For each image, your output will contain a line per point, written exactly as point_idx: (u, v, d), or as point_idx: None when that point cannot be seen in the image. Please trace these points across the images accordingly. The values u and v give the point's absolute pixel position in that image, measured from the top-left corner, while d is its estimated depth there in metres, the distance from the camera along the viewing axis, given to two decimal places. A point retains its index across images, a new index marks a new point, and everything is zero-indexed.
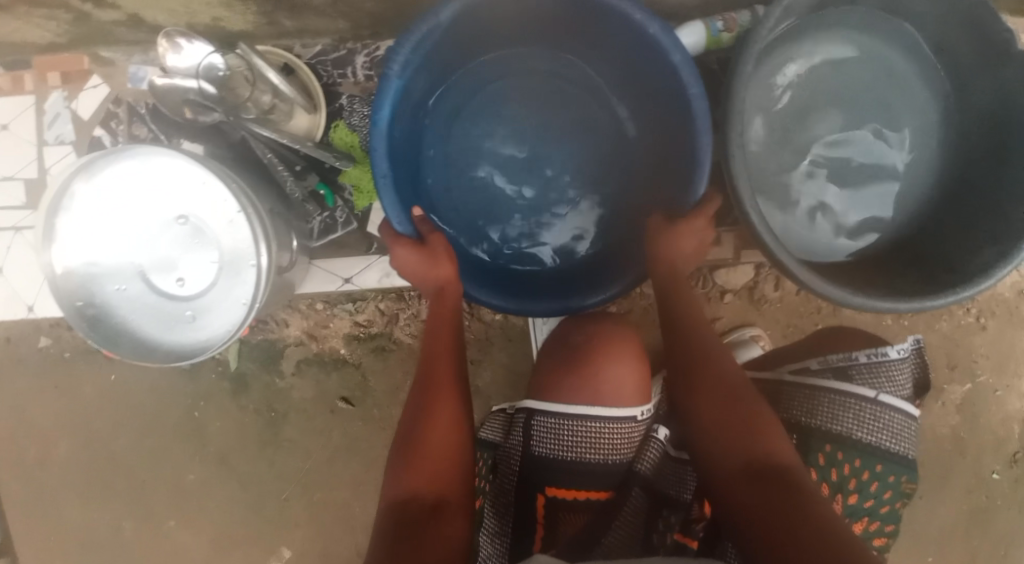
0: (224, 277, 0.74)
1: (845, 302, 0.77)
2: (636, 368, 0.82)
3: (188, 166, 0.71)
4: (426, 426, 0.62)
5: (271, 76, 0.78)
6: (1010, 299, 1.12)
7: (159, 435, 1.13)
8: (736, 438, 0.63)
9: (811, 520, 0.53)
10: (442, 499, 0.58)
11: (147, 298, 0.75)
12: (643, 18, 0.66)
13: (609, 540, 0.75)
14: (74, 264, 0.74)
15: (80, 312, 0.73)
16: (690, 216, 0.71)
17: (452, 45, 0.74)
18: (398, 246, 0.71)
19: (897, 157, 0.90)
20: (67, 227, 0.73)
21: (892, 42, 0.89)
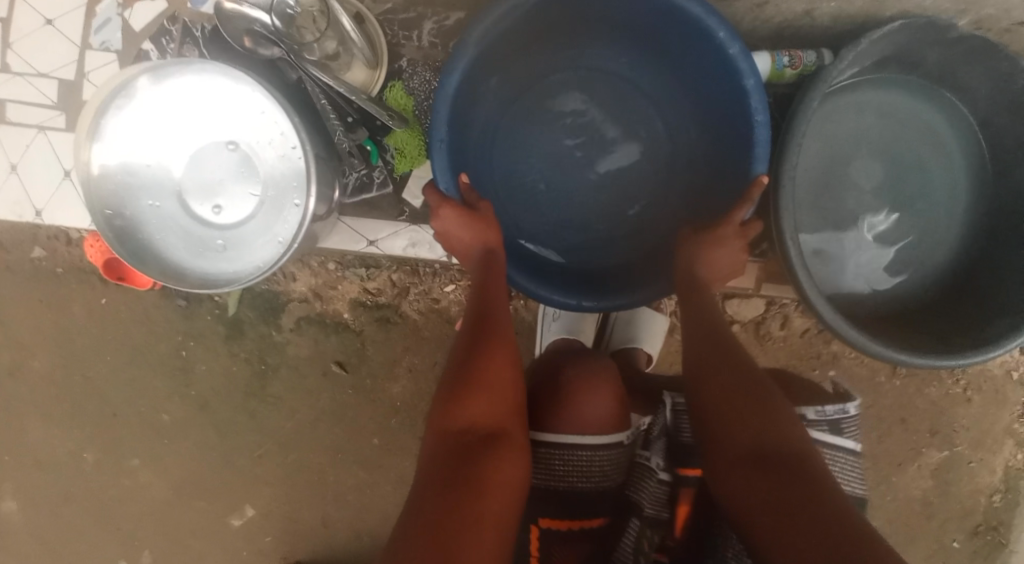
0: (265, 210, 0.76)
1: (861, 348, 0.77)
2: (620, 397, 0.77)
3: (252, 92, 0.73)
4: (479, 361, 0.61)
5: (344, 22, 0.79)
6: (997, 377, 1.15)
7: (140, 369, 1.09)
8: (751, 422, 0.59)
9: (831, 515, 0.49)
10: (497, 432, 0.56)
11: (179, 219, 0.76)
12: (725, 37, 0.66)
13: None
14: (111, 170, 0.73)
15: (107, 220, 0.71)
16: (730, 232, 0.72)
17: (526, 28, 0.74)
18: (444, 208, 0.70)
19: (930, 221, 0.91)
20: (112, 134, 0.73)
21: (940, 111, 0.90)
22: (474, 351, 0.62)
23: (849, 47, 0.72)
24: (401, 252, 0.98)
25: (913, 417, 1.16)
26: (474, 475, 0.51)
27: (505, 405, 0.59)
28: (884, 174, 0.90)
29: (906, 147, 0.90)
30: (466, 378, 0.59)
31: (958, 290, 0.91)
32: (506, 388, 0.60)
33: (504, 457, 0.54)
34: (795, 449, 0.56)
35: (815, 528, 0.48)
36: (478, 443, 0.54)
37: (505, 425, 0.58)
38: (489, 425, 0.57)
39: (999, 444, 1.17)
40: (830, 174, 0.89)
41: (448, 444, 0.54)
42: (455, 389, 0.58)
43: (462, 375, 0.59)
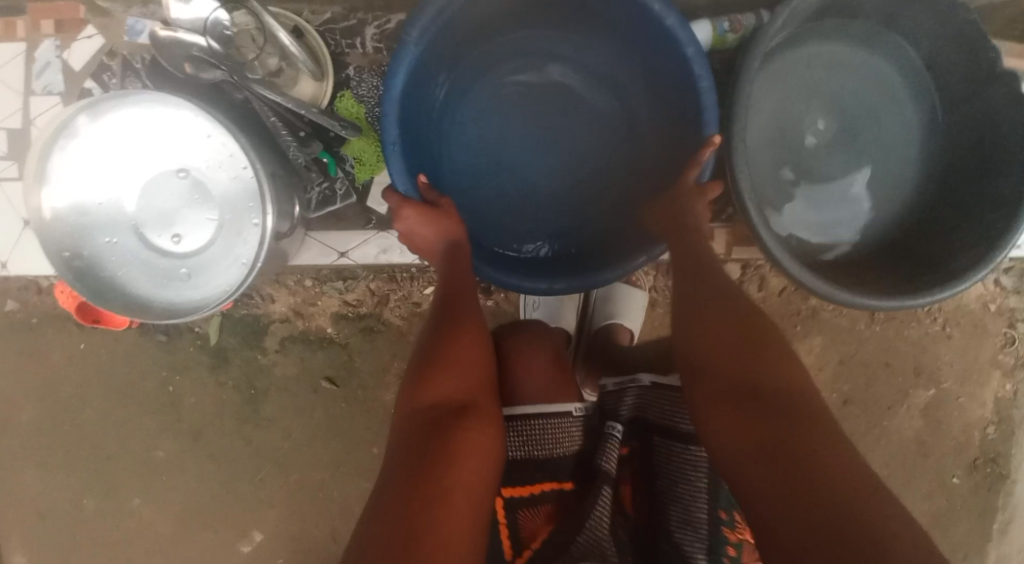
0: (224, 234, 0.76)
1: (833, 299, 0.78)
2: (556, 366, 0.84)
3: (193, 115, 0.72)
4: (448, 340, 0.61)
5: (281, 37, 0.77)
6: (975, 311, 1.17)
7: (129, 408, 1.09)
8: (750, 371, 0.58)
9: (814, 456, 0.49)
10: (468, 404, 0.57)
11: (140, 251, 0.76)
12: (660, 9, 0.67)
13: (583, 540, 0.63)
14: (63, 211, 0.73)
15: (65, 262, 0.72)
16: (691, 203, 0.71)
17: (465, 23, 0.74)
18: (405, 208, 0.70)
19: (887, 166, 0.92)
20: (60, 175, 0.73)
21: (887, 56, 0.91)
22: (440, 333, 0.62)
23: (783, 6, 0.73)
24: (373, 260, 1.03)
25: (898, 360, 1.17)
26: (445, 447, 0.52)
27: (474, 380, 0.60)
28: (836, 124, 0.91)
29: (857, 95, 0.91)
30: (433, 359, 0.59)
31: (921, 228, 0.92)
32: (472, 365, 0.61)
33: (473, 427, 0.55)
34: (793, 396, 0.55)
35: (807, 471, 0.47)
36: (448, 415, 0.55)
37: (475, 399, 0.58)
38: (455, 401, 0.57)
39: (985, 376, 1.18)
40: (786, 131, 0.90)
41: (419, 420, 0.55)
42: (420, 371, 0.59)
43: (427, 358, 0.60)
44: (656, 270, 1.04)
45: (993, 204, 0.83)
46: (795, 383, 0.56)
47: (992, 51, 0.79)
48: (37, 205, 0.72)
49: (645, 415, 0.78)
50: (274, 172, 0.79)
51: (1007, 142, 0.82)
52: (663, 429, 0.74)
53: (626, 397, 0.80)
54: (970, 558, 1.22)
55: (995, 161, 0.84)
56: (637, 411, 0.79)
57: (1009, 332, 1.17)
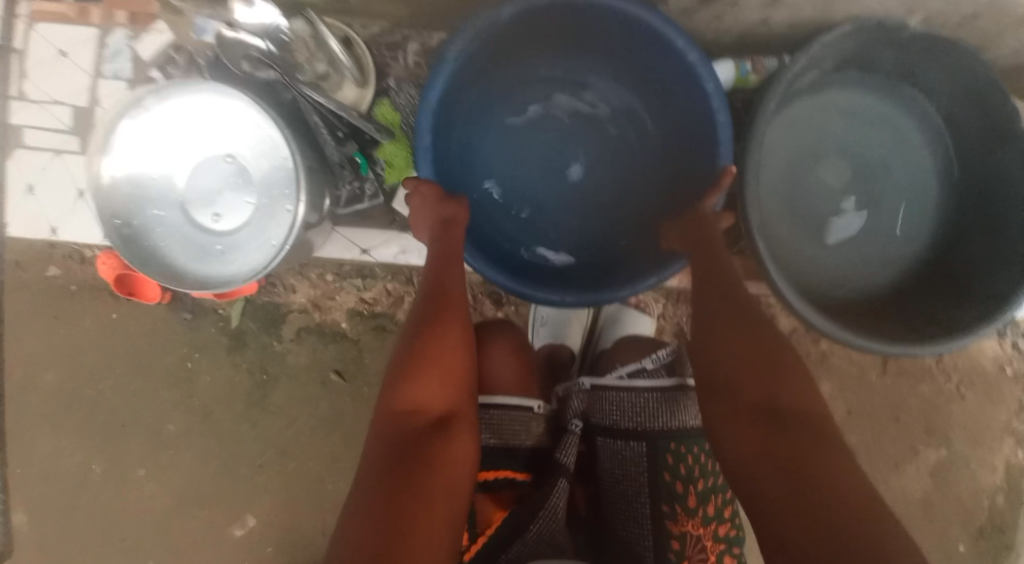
0: (260, 218, 0.82)
1: (837, 337, 0.79)
2: (520, 363, 0.91)
3: (247, 107, 0.78)
4: (431, 339, 0.63)
5: (333, 46, 0.84)
6: (990, 373, 1.16)
7: (148, 381, 1.14)
8: (766, 383, 0.59)
9: (827, 470, 0.51)
10: (449, 415, 0.60)
11: (184, 225, 0.81)
12: (683, 46, 0.71)
13: (536, 528, 0.71)
14: (120, 181, 0.79)
15: (116, 229, 0.77)
16: (701, 226, 0.74)
17: (501, 43, 0.79)
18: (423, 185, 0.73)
19: (896, 214, 0.95)
20: (122, 148, 0.78)
21: (902, 109, 0.94)
22: (424, 328, 0.64)
23: (803, 50, 0.77)
24: (392, 260, 1.09)
25: (906, 415, 1.17)
26: (423, 461, 0.54)
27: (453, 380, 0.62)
28: (849, 169, 0.94)
29: (870, 144, 0.94)
30: (416, 359, 0.61)
31: (934, 278, 0.93)
32: (453, 362, 0.63)
33: (452, 441, 0.58)
34: (804, 412, 0.57)
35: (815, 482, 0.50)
36: (428, 428, 0.58)
37: (456, 407, 0.61)
38: (437, 406, 0.60)
39: (996, 441, 1.18)
40: (801, 173, 0.93)
41: (401, 429, 0.57)
42: (403, 369, 0.61)
43: (410, 355, 0.62)
44: (666, 299, 1.08)
45: (1003, 261, 0.84)
46: (805, 398, 0.58)
47: (1011, 110, 0.81)
48: (97, 173, 0.78)
49: (588, 416, 0.87)
50: (312, 165, 0.84)
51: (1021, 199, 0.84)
52: (603, 428, 0.84)
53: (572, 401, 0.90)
54: None
55: (1009, 219, 0.86)
56: (580, 413, 0.88)
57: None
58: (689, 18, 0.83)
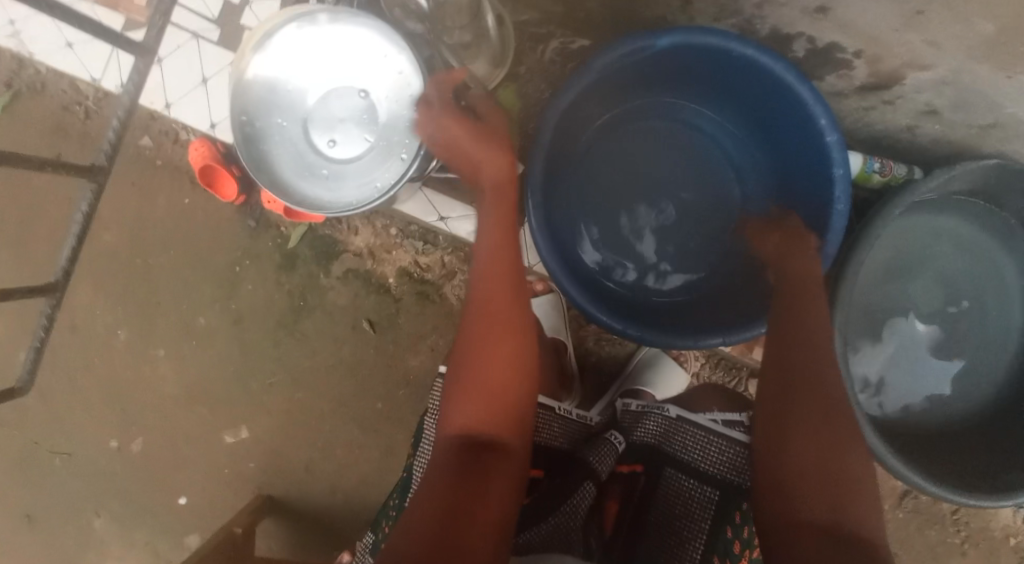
0: (371, 156, 0.82)
1: (880, 460, 0.77)
2: None
3: (398, 51, 0.78)
4: (487, 354, 0.65)
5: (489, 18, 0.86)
6: (996, 540, 1.12)
7: (194, 270, 1.16)
8: (829, 489, 0.56)
9: None
10: (501, 438, 0.61)
11: (302, 139, 0.83)
12: (826, 126, 0.70)
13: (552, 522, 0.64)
14: (260, 79, 0.81)
15: (241, 126, 0.81)
16: (796, 296, 0.70)
17: (645, 67, 0.79)
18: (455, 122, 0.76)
19: (975, 353, 0.91)
20: (274, 50, 0.81)
21: (1016, 257, 0.90)
22: (483, 341, 0.65)
23: (941, 170, 0.75)
24: (463, 235, 1.08)
25: (904, 554, 1.13)
26: (474, 478, 0.55)
27: (513, 377, 0.64)
28: (942, 298, 0.91)
29: (971, 281, 0.91)
30: (470, 378, 0.63)
31: (1001, 428, 0.89)
32: (514, 362, 0.65)
33: (502, 463, 0.58)
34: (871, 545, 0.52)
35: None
36: (480, 448, 0.59)
37: (507, 430, 0.61)
38: (498, 408, 0.62)
39: None
40: (893, 288, 0.90)
41: (456, 449, 0.59)
42: (465, 379, 0.64)
43: (466, 373, 0.64)
44: (705, 360, 1.10)
45: None
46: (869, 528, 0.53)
47: None
48: (244, 63, 0.80)
49: (661, 446, 0.77)
50: None
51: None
52: (682, 463, 0.74)
53: (646, 420, 0.80)
54: None
55: None
56: (652, 438, 0.78)
57: None
58: (837, 100, 0.81)
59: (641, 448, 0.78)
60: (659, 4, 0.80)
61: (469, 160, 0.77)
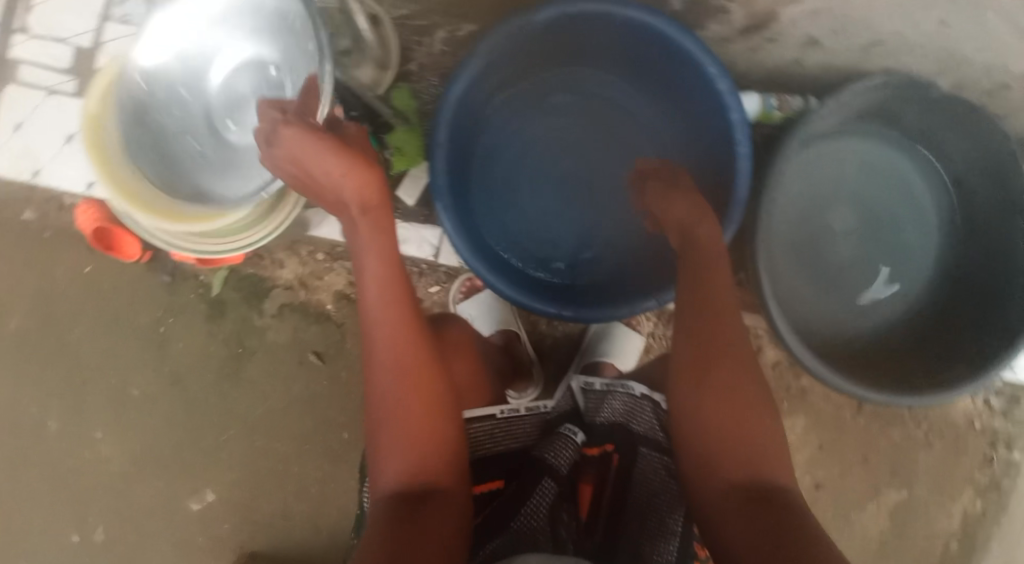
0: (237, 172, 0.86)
1: (829, 384, 0.79)
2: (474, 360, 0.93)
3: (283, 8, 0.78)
4: (400, 390, 0.60)
5: (359, 20, 0.81)
6: (959, 426, 1.17)
7: (116, 338, 1.10)
8: (738, 448, 0.58)
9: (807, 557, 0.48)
10: (430, 479, 0.58)
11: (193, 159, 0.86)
12: (715, 73, 0.70)
13: (517, 525, 0.65)
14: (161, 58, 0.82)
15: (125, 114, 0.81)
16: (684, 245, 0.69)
17: (530, 45, 0.78)
18: (291, 129, 0.66)
19: (897, 264, 0.95)
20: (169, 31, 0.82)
21: (915, 165, 0.94)
22: (393, 377, 0.60)
23: (832, 95, 0.77)
24: None
25: (874, 456, 1.18)
26: (414, 527, 0.52)
27: (433, 412, 0.61)
28: (856, 217, 0.94)
29: (879, 195, 0.94)
30: (388, 422, 0.59)
31: (933, 329, 0.93)
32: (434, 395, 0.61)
33: (438, 506, 0.55)
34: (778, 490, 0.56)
35: (771, 532, 0.51)
36: (414, 498, 0.55)
37: (436, 469, 0.58)
38: (422, 448, 0.59)
39: (956, 492, 1.18)
40: (811, 216, 0.93)
41: (391, 504, 0.55)
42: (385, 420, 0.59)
43: (380, 417, 0.60)
44: (657, 318, 1.13)
45: (993, 333, 0.84)
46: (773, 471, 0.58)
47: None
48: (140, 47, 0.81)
49: (625, 424, 0.82)
50: None
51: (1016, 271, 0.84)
52: (652, 441, 0.78)
53: (612, 401, 0.88)
54: None
55: (1004, 289, 0.85)
56: (619, 416, 0.84)
57: (988, 453, 1.17)
58: (725, 46, 0.81)
59: (608, 430, 0.82)
60: None
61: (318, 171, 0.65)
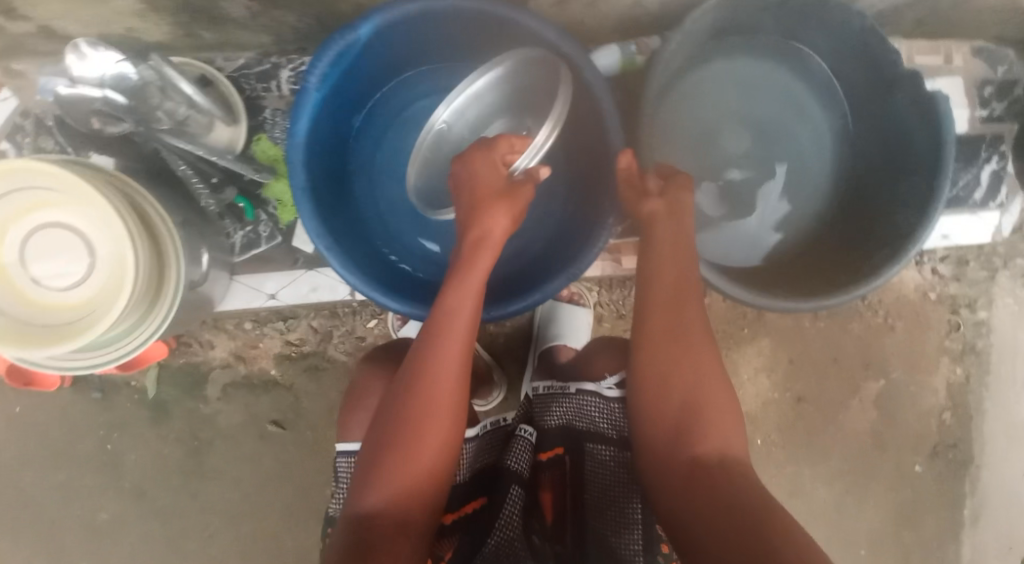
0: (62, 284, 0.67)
1: (762, 307, 0.79)
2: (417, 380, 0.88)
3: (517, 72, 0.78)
4: (419, 429, 0.60)
5: (185, 87, 0.78)
6: (915, 302, 1.17)
7: (69, 468, 1.07)
8: (706, 422, 0.63)
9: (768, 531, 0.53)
10: (408, 520, 0.58)
11: (40, 277, 0.67)
12: (556, 37, 0.72)
13: (494, 542, 0.70)
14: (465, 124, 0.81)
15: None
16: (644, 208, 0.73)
17: (370, 57, 0.79)
18: (479, 153, 0.70)
19: (799, 171, 0.97)
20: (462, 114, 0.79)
21: (788, 67, 0.95)
22: (413, 411, 0.61)
23: (676, 27, 0.76)
24: (304, 297, 1.00)
25: (843, 355, 1.18)
26: None
27: (439, 471, 0.61)
28: (746, 133, 0.96)
29: (763, 106, 0.96)
30: (388, 449, 0.60)
31: (849, 227, 0.94)
32: (447, 439, 0.61)
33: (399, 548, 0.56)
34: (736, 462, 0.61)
35: (738, 507, 0.56)
36: (387, 532, 0.57)
37: (416, 515, 0.59)
38: (414, 496, 0.59)
39: (932, 364, 1.19)
40: (701, 146, 0.95)
41: (358, 530, 0.57)
42: (389, 438, 0.60)
43: (384, 444, 0.60)
44: (600, 287, 1.11)
45: (903, 206, 0.84)
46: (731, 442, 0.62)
47: (893, 55, 0.81)
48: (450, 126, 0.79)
49: (573, 425, 0.83)
50: (182, 222, 0.76)
51: (914, 141, 0.84)
52: (597, 436, 0.81)
53: (556, 406, 0.86)
54: (945, 548, 1.22)
55: (906, 164, 0.86)
56: (568, 416, 0.84)
57: (953, 319, 1.18)
58: (560, 7, 0.81)
59: (561, 431, 0.84)
60: None
61: (473, 198, 0.69)
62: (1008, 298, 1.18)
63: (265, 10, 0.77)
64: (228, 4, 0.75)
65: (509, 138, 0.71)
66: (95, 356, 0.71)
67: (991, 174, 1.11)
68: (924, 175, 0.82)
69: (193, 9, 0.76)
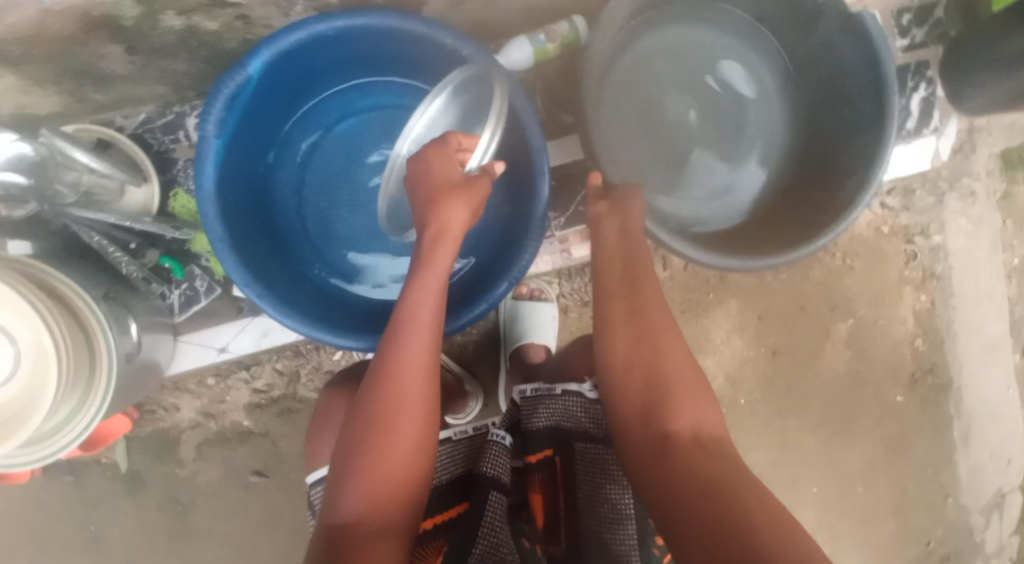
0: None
1: (739, 268, 0.78)
2: None
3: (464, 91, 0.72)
4: (391, 430, 0.57)
5: (80, 155, 0.75)
6: (870, 238, 1.18)
7: (53, 556, 1.04)
8: (681, 402, 0.61)
9: (747, 511, 0.50)
10: (383, 526, 0.55)
11: None
12: (455, 43, 0.71)
13: (480, 549, 0.66)
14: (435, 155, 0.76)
15: None
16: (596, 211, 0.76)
17: (270, 92, 0.77)
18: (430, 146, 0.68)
19: (746, 122, 0.98)
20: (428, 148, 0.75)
21: (706, 25, 0.96)
22: (384, 412, 0.58)
23: None
24: (255, 346, 0.99)
25: (809, 302, 1.19)
26: None
27: (416, 472, 0.58)
28: (684, 96, 0.96)
29: (695, 65, 0.96)
30: (359, 454, 0.57)
31: (813, 167, 0.94)
32: (423, 433, 0.59)
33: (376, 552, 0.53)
34: (711, 441, 0.59)
35: (710, 483, 0.53)
36: (362, 538, 0.53)
37: (394, 521, 0.56)
38: (390, 501, 0.56)
39: (896, 295, 1.20)
40: (636, 119, 0.94)
41: (331, 538, 0.54)
42: (362, 437, 0.58)
43: (354, 449, 0.58)
44: (560, 279, 1.09)
45: (859, 127, 0.85)
46: (705, 423, 0.60)
47: None
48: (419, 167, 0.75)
49: (562, 425, 0.80)
50: (104, 294, 0.75)
51: (848, 67, 0.84)
52: (586, 435, 0.79)
53: (543, 407, 0.83)
54: (941, 472, 1.23)
55: (849, 83, 0.85)
56: (555, 417, 0.81)
57: (909, 248, 1.18)
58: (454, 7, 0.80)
59: (547, 432, 0.80)
60: (226, 34, 0.75)
61: (428, 192, 0.67)
62: (959, 219, 1.19)
63: (151, 60, 0.76)
64: (110, 62, 0.74)
65: (457, 136, 0.70)
66: (52, 439, 0.68)
67: (920, 102, 1.12)
68: (871, 95, 0.82)
69: (76, 73, 0.75)
